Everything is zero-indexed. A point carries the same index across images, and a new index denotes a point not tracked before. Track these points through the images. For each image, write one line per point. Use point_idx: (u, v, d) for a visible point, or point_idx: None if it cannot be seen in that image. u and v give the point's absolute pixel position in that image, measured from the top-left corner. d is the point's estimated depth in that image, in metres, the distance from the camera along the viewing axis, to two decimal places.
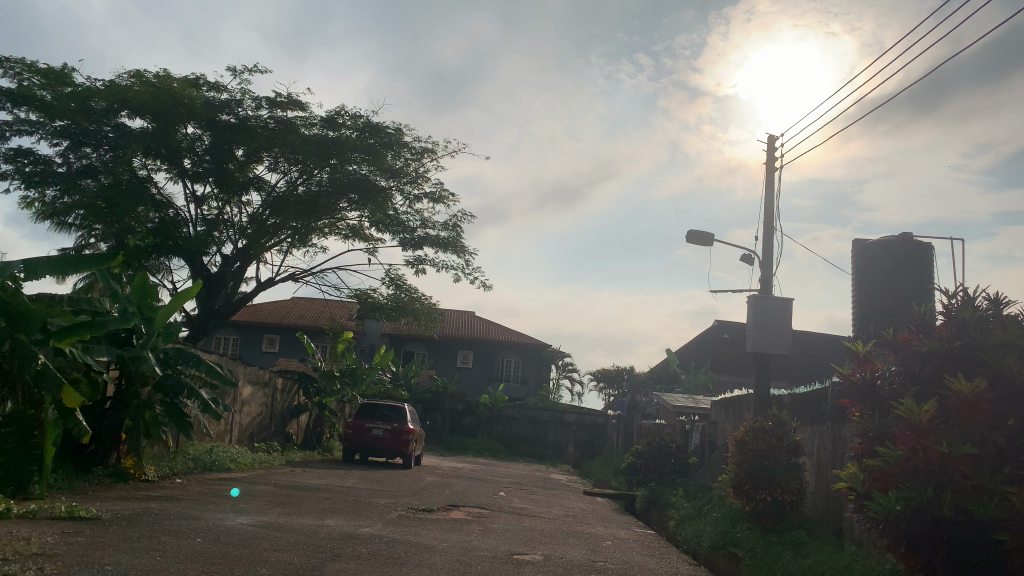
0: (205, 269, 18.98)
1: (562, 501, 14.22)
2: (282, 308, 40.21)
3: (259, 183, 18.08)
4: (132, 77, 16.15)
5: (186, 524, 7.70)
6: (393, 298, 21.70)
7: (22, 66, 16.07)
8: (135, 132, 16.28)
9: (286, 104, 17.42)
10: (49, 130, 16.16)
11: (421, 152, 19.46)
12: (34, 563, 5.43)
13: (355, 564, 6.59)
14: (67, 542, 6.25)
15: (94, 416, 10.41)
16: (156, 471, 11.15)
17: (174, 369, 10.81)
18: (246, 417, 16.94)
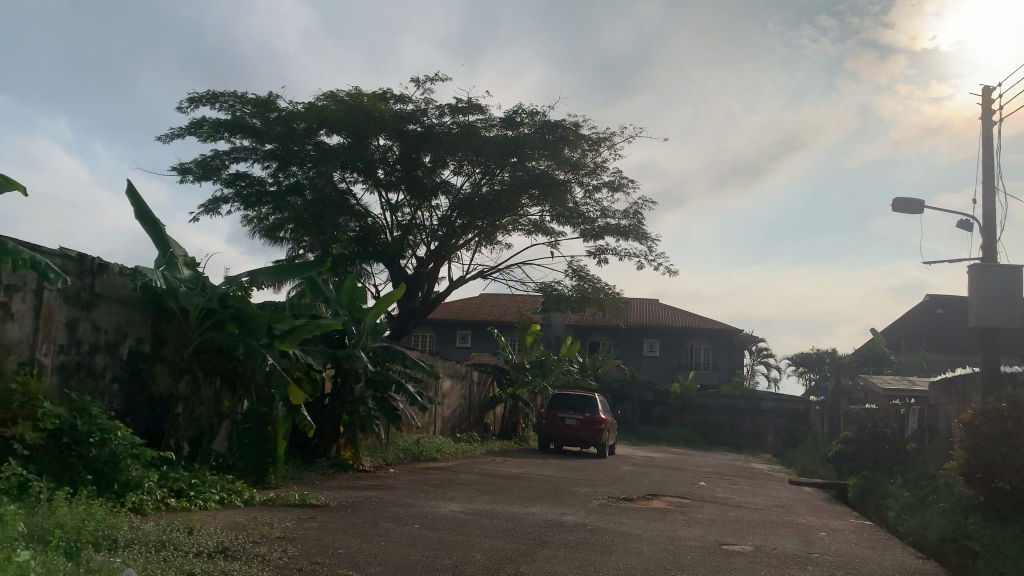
0: (402, 271, 20.06)
1: (767, 491, 13.66)
2: (473, 305, 41.72)
3: (446, 186, 18.78)
4: (329, 97, 17.34)
5: (402, 511, 8.19)
6: (578, 290, 21.84)
7: (235, 98, 17.67)
8: (334, 148, 17.46)
9: (467, 109, 17.95)
10: (260, 154, 17.71)
11: (598, 142, 19.29)
12: (279, 545, 6.00)
13: (564, 551, 6.71)
14: (303, 527, 6.84)
15: (315, 413, 11.33)
16: (371, 461, 11.97)
17: (382, 366, 11.50)
18: (447, 409, 17.82)
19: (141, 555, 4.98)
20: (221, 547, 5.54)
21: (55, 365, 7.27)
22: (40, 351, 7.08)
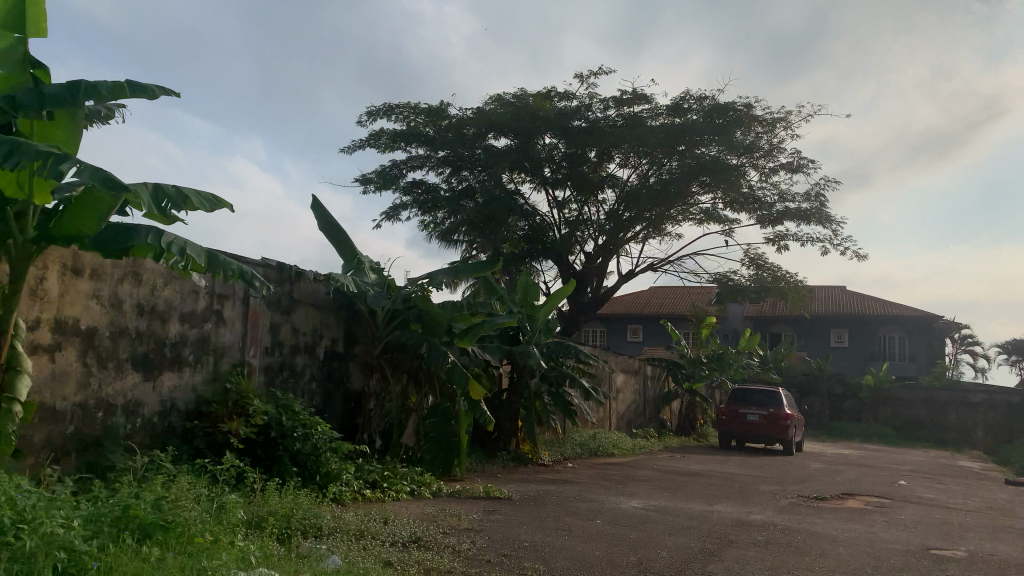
0: (571, 267, 20.15)
1: (979, 492, 12.45)
2: (644, 299, 41.20)
3: (613, 180, 18.63)
4: (495, 100, 17.68)
5: (584, 506, 8.20)
6: (756, 279, 20.96)
7: (409, 109, 18.42)
8: (502, 150, 17.79)
9: (633, 100, 17.71)
10: (434, 161, 18.40)
11: (772, 123, 18.39)
12: (468, 536, 6.18)
13: (754, 551, 6.44)
14: (489, 519, 7.02)
15: (494, 408, 11.63)
16: (549, 456, 12.11)
17: (556, 362, 11.58)
18: (622, 405, 17.68)
19: (344, 543, 5.30)
20: (415, 537, 5.79)
21: (262, 365, 7.89)
22: (250, 353, 7.73)
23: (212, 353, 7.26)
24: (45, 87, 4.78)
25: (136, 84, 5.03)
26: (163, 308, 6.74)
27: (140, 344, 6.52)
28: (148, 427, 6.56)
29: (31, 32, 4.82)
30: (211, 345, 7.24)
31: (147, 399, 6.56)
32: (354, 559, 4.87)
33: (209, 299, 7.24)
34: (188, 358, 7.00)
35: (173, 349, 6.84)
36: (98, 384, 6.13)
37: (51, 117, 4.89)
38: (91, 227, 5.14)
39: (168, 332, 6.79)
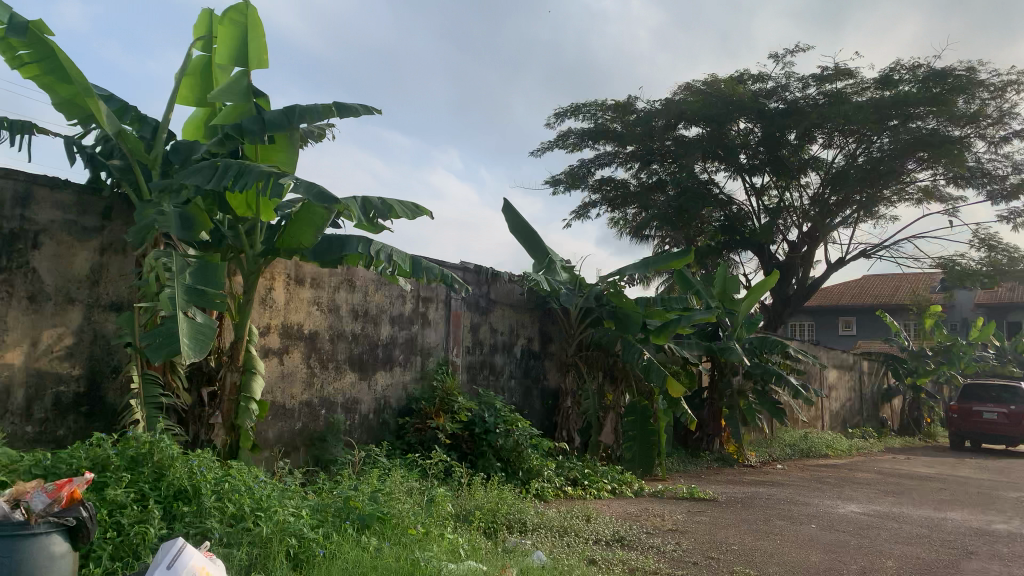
0: (773, 257, 19.17)
1: None
2: (856, 289, 38.39)
3: (817, 162, 17.49)
4: (684, 89, 17.15)
5: (797, 509, 7.73)
6: (989, 262, 18.80)
7: (596, 106, 18.25)
8: (694, 140, 17.12)
9: (835, 75, 16.52)
10: (623, 156, 18.21)
11: (1003, 85, 16.42)
12: (673, 537, 6.02)
13: (1000, 565, 5.73)
14: (694, 520, 6.81)
15: (695, 406, 11.30)
16: (756, 456, 11.57)
17: (760, 357, 11.02)
18: (835, 403, 16.55)
19: (548, 539, 5.35)
20: (618, 536, 5.72)
21: (465, 364, 8.19)
22: (453, 353, 8.04)
23: (420, 353, 7.64)
24: (266, 113, 5.16)
25: (343, 105, 5.37)
26: (375, 312, 7.17)
27: (356, 345, 6.97)
28: (365, 422, 7.02)
29: (254, 63, 5.22)
30: (418, 346, 7.60)
31: (364, 397, 7.01)
32: (559, 556, 4.89)
33: (415, 302, 7.61)
34: (398, 358, 7.40)
35: (385, 350, 7.25)
36: (321, 383, 6.63)
37: (272, 140, 5.30)
38: (308, 239, 5.39)
39: (380, 334, 7.21)
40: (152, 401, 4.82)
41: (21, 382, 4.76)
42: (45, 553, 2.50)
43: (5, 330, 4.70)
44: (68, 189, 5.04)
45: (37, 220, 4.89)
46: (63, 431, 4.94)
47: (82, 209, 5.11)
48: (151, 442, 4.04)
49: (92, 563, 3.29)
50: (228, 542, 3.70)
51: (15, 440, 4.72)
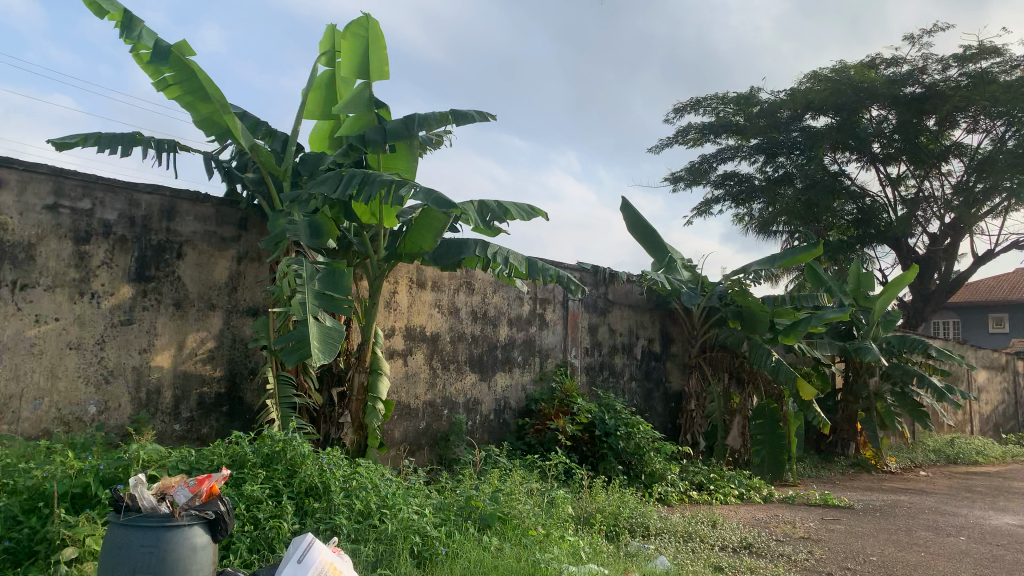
0: (912, 251, 18.04)
1: None
2: (1008, 284, 35.55)
3: (960, 149, 16.33)
4: (811, 78, 16.42)
5: (943, 519, 7.22)
6: None
7: (717, 100, 17.73)
8: (822, 130, 16.35)
9: (979, 54, 15.37)
10: (746, 150, 17.63)
11: None
12: (805, 546, 5.75)
13: None
14: (828, 528, 6.48)
15: (828, 409, 10.78)
16: (897, 462, 10.90)
17: (900, 358, 10.36)
18: (985, 406, 15.37)
19: (672, 544, 5.23)
20: (746, 542, 5.52)
21: (584, 365, 8.16)
22: (572, 354, 8.02)
23: (538, 355, 7.67)
24: (387, 123, 5.30)
25: (460, 113, 5.45)
26: (494, 314, 7.26)
27: (476, 347, 7.08)
28: (486, 423, 7.13)
29: (375, 75, 5.38)
30: (536, 347, 7.64)
31: (484, 398, 7.12)
32: (683, 562, 4.77)
33: (532, 303, 7.64)
34: (517, 359, 7.46)
35: (504, 351, 7.33)
36: (443, 384, 6.77)
37: (393, 149, 5.45)
38: (427, 244, 5.50)
39: (498, 336, 7.29)
40: (287, 401, 5.07)
41: (169, 382, 5.12)
42: (188, 545, 2.63)
43: (155, 335, 5.06)
44: (208, 202, 5.37)
45: (181, 232, 5.24)
46: (207, 429, 5.27)
47: (221, 221, 5.43)
48: (284, 440, 4.20)
49: (232, 554, 3.50)
50: (355, 538, 3.83)
51: (164, 438, 5.07)
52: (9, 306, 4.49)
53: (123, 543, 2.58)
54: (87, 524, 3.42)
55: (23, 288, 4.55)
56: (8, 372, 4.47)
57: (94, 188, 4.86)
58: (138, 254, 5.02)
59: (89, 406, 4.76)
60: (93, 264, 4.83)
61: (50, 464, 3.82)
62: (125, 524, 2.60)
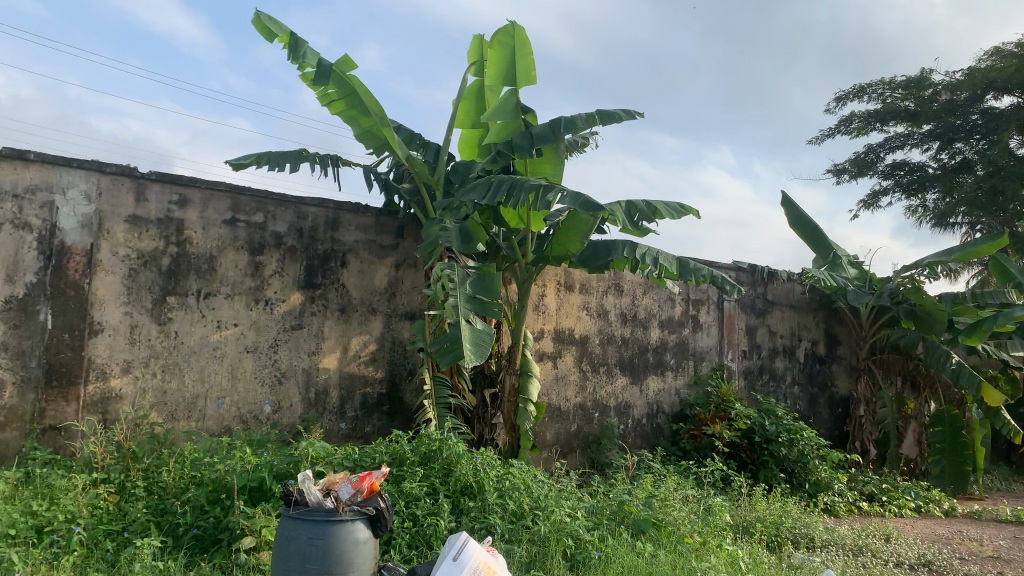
0: None
1: None
2: None
3: None
4: (992, 54, 15.00)
5: None
6: None
7: (883, 85, 16.61)
8: (1007, 111, 14.92)
9: None
10: (918, 137, 16.37)
11: None
12: (993, 566, 5.24)
13: None
14: (1021, 548, 5.88)
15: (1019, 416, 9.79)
16: None
17: None
18: None
19: (840, 557, 4.93)
20: (923, 559, 5.11)
21: (741, 369, 7.87)
22: (728, 357, 7.76)
23: (692, 358, 7.49)
24: (534, 128, 5.34)
25: (606, 113, 5.41)
26: (645, 316, 7.15)
27: (627, 349, 7.00)
28: (639, 427, 7.04)
29: (522, 81, 5.43)
30: (690, 350, 7.46)
31: (636, 401, 7.03)
32: None
33: (685, 305, 7.47)
34: (670, 362, 7.32)
35: (656, 354, 7.21)
36: (594, 387, 6.75)
37: (540, 153, 5.49)
38: (574, 246, 5.48)
39: (650, 338, 7.18)
40: (442, 401, 5.22)
41: (335, 383, 5.41)
42: (351, 540, 2.76)
43: (322, 338, 5.38)
44: (368, 212, 5.63)
45: (344, 241, 5.53)
46: (369, 428, 5.53)
47: (379, 229, 5.69)
48: (440, 440, 4.33)
49: (394, 549, 3.67)
50: (509, 538, 3.88)
51: (331, 436, 5.36)
52: (196, 313, 4.92)
53: (292, 536, 2.75)
54: (263, 515, 3.65)
55: (207, 296, 4.97)
56: (196, 374, 4.90)
57: (266, 202, 5.23)
58: (306, 263, 5.35)
59: (265, 405, 5.12)
60: (267, 273, 5.20)
61: (231, 459, 4.15)
62: (295, 517, 2.77)
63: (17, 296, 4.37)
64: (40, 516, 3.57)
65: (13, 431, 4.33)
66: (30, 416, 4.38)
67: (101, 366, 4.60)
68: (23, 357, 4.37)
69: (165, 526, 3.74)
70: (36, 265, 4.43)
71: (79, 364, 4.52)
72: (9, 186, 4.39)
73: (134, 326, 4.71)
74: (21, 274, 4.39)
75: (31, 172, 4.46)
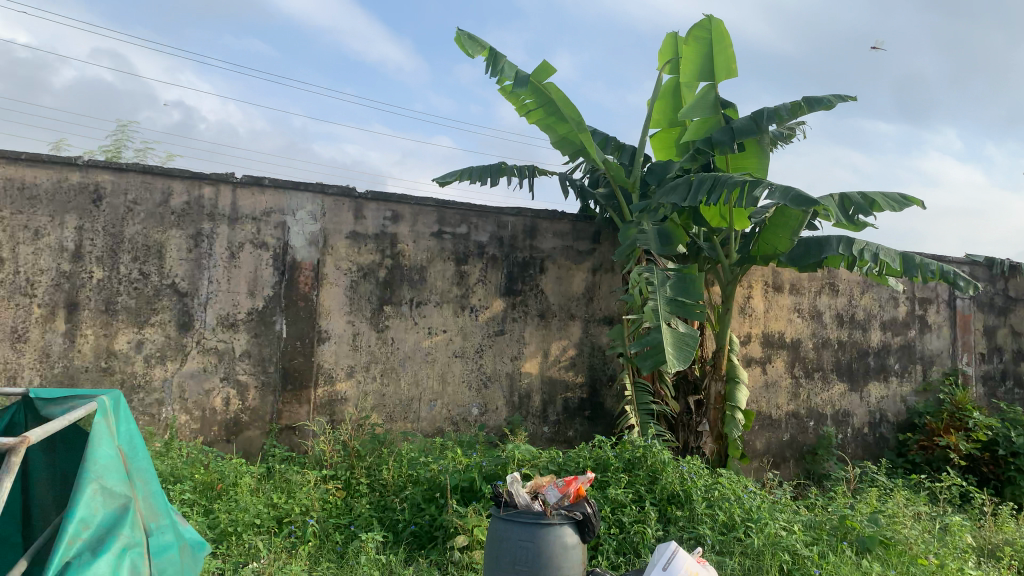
0: None
1: None
2: None
3: None
4: None
5: None
6: None
7: None
8: None
9: None
10: None
11: None
12: None
13: None
14: None
15: None
16: None
17: None
18: None
19: None
20: None
21: (980, 374, 7.08)
22: (963, 360, 7.01)
23: (920, 362, 6.84)
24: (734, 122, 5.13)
25: (813, 99, 5.09)
26: (864, 317, 6.64)
27: (844, 353, 6.53)
28: (860, 437, 6.54)
29: (719, 75, 5.23)
30: (917, 354, 6.82)
31: (856, 409, 6.54)
32: None
33: (910, 304, 6.84)
34: (894, 367, 6.73)
35: (877, 358, 6.66)
36: (808, 394, 6.36)
37: (742, 148, 5.25)
38: (783, 244, 5.21)
39: (870, 341, 6.65)
40: (643, 408, 5.16)
41: (538, 388, 5.51)
42: (560, 543, 2.76)
43: (524, 344, 5.49)
44: (564, 218, 5.68)
45: (542, 249, 5.62)
46: (573, 432, 5.57)
47: (577, 235, 5.72)
48: (644, 446, 4.26)
49: (601, 555, 3.66)
50: (720, 550, 3.74)
51: (536, 439, 5.47)
52: (409, 321, 5.21)
53: (504, 536, 2.81)
54: (475, 515, 3.78)
55: (419, 305, 5.25)
56: (410, 378, 5.18)
57: (470, 214, 5.44)
58: (508, 271, 5.50)
59: (472, 408, 5.32)
60: (471, 282, 5.40)
61: (444, 459, 4.34)
62: (505, 517, 2.84)
63: (257, 308, 4.86)
64: (280, 507, 3.91)
65: (256, 429, 4.81)
66: (269, 416, 4.84)
67: (328, 370, 4.99)
68: (263, 363, 4.84)
69: (386, 521, 3.99)
70: (272, 279, 4.90)
71: (308, 368, 4.94)
72: (249, 210, 4.89)
73: (356, 334, 5.07)
74: (260, 288, 4.88)
75: (266, 197, 4.94)
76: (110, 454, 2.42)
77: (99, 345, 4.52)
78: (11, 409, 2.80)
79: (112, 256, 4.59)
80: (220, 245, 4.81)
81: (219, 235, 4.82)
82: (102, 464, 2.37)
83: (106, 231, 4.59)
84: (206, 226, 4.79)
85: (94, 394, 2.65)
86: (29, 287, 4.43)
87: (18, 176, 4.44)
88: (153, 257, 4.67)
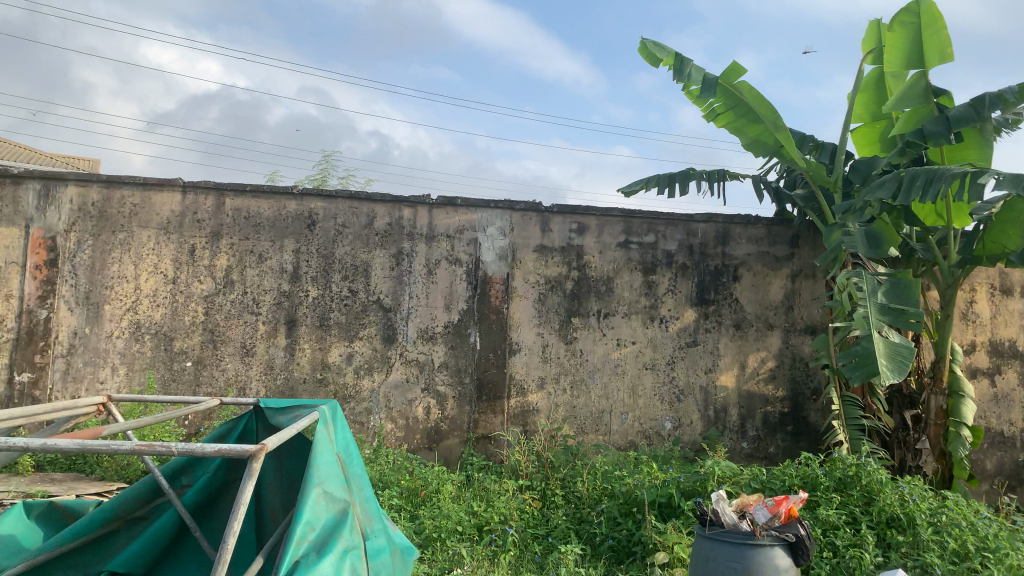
0: None
1: None
2: None
3: None
4: None
5: None
6: None
7: None
8: None
9: None
10: None
11: None
12: None
13: None
14: None
15: None
16: None
17: None
18: None
19: None
20: None
21: None
22: None
23: None
24: (950, 110, 4.67)
25: None
26: None
27: None
28: None
29: (930, 62, 4.79)
30: None
31: None
32: None
33: None
34: None
35: None
36: None
37: (959, 138, 4.77)
38: (1013, 242, 4.64)
39: None
40: (854, 423, 4.78)
41: (735, 401, 5.29)
42: (771, 566, 2.62)
43: (718, 355, 5.30)
44: (759, 223, 5.42)
45: (736, 255, 5.40)
46: (774, 448, 5.29)
47: (773, 240, 5.43)
48: (857, 465, 3.96)
49: None
50: None
51: (734, 455, 5.25)
52: (599, 332, 5.20)
53: (711, 555, 2.71)
54: (675, 531, 3.69)
55: (608, 316, 5.22)
56: (601, 390, 5.16)
57: (658, 223, 5.34)
58: (699, 279, 5.34)
59: (666, 421, 5.20)
60: (660, 292, 5.29)
61: (640, 473, 4.27)
62: (711, 537, 2.73)
63: (453, 321, 5.04)
64: (481, 515, 4.02)
65: (455, 438, 4.98)
66: (466, 426, 5.00)
67: (521, 382, 5.08)
68: (460, 374, 5.01)
69: (584, 534, 3.98)
70: (466, 293, 5.07)
71: (502, 380, 5.05)
72: (444, 228, 5.10)
73: (546, 345, 5.13)
74: (456, 302, 5.06)
75: (459, 215, 5.13)
76: (331, 461, 2.62)
77: (315, 358, 4.89)
78: (245, 418, 3.12)
79: (325, 275, 4.95)
80: (419, 262, 5.05)
81: (418, 253, 5.06)
82: (324, 469, 2.57)
83: (319, 253, 4.96)
84: (406, 245, 5.05)
85: (316, 404, 2.88)
86: (255, 305, 4.88)
87: (246, 206, 4.92)
88: (360, 276, 4.99)
